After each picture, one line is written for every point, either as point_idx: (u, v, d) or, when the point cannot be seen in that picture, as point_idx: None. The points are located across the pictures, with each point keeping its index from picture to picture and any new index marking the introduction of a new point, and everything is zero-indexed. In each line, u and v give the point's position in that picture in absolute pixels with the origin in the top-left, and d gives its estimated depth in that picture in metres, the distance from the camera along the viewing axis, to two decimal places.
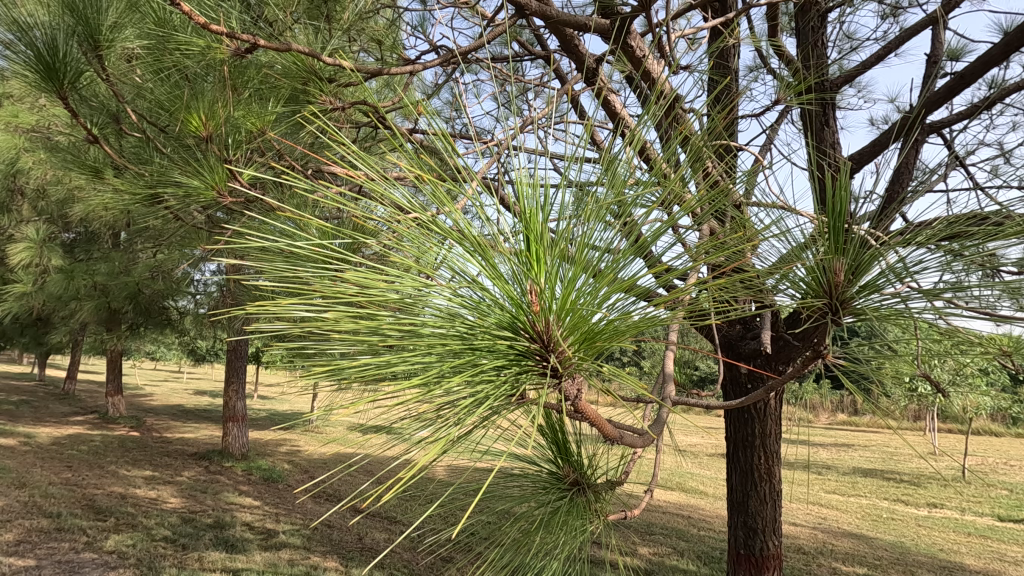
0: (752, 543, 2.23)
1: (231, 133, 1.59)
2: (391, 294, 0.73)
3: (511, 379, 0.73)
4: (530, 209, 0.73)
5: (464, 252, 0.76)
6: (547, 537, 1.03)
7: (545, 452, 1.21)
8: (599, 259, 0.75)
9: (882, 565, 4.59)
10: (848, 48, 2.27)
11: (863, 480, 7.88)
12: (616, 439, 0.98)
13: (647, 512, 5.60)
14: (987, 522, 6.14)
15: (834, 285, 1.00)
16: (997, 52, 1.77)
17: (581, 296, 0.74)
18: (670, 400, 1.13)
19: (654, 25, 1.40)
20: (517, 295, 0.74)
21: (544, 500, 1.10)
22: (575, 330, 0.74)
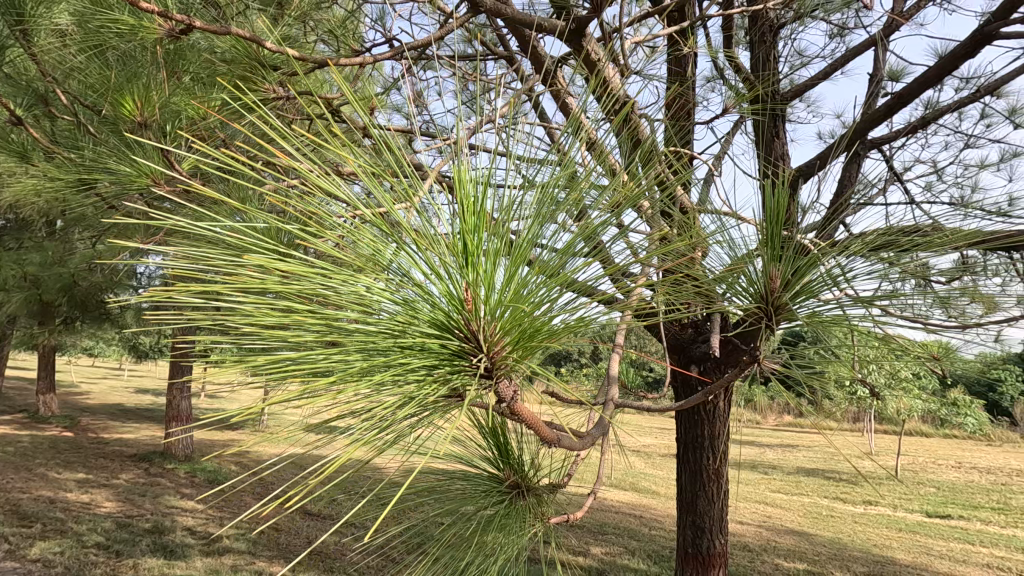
0: (700, 542, 2.28)
1: (168, 120, 1.54)
2: (319, 287, 0.70)
3: (442, 379, 0.73)
4: (471, 204, 0.72)
5: (397, 247, 0.73)
6: (487, 541, 1.02)
7: (486, 453, 1.22)
8: (539, 261, 0.76)
9: (820, 561, 4.80)
10: (798, 64, 2.37)
11: (805, 480, 8.22)
12: (555, 442, 0.98)
13: (600, 513, 5.70)
14: (916, 518, 6.50)
15: (771, 292, 1.04)
16: (933, 75, 1.87)
17: (521, 297, 0.75)
18: (614, 403, 1.16)
19: (612, 30, 1.42)
20: (453, 294, 0.73)
21: (484, 505, 1.10)
22: (512, 329, 0.75)
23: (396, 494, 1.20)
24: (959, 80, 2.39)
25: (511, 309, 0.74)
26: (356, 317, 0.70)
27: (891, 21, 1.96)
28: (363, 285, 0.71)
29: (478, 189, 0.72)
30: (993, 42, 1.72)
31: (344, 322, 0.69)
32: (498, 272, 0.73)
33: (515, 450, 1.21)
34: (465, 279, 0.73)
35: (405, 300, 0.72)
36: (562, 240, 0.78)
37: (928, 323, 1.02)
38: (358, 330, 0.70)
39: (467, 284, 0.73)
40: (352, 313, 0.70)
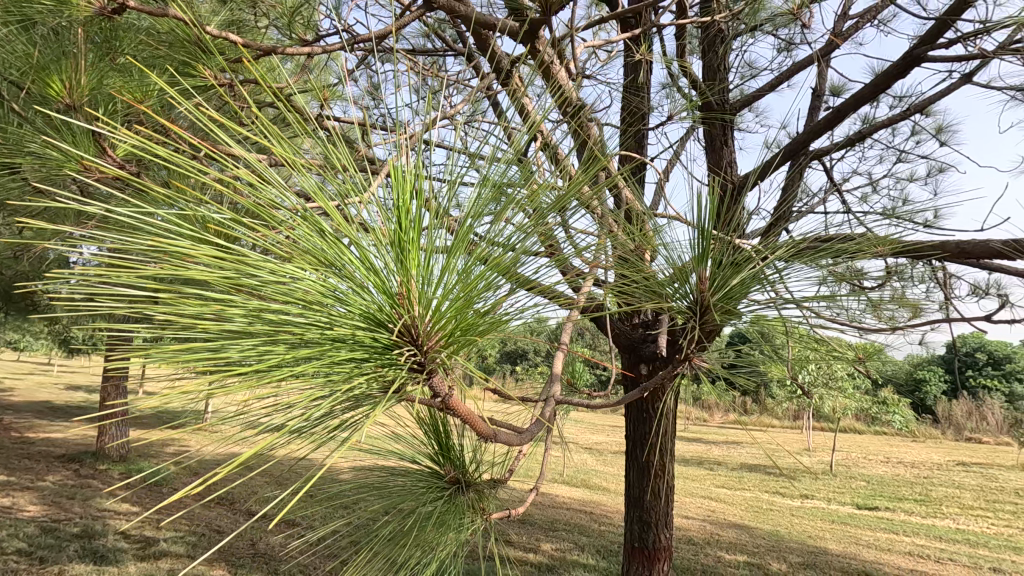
0: (646, 536, 2.34)
1: (101, 104, 1.46)
2: (245, 277, 0.66)
3: (371, 373, 0.71)
4: (408, 199, 0.72)
5: (330, 237, 0.70)
6: (424, 537, 1.02)
7: (427, 447, 1.21)
8: (474, 259, 0.77)
9: (759, 552, 5.01)
10: (748, 75, 2.46)
11: (748, 475, 8.56)
12: (491, 438, 0.99)
13: (551, 510, 5.76)
14: (847, 510, 6.87)
15: (703, 292, 1.09)
16: (867, 92, 1.99)
17: (457, 291, 0.76)
18: (553, 401, 1.18)
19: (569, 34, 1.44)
20: (390, 288, 0.72)
21: (422, 501, 1.09)
22: (448, 323, 0.76)
23: (337, 493, 1.17)
24: (893, 98, 2.54)
25: (447, 303, 0.75)
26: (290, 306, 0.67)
27: (831, 40, 2.07)
28: (300, 273, 0.68)
29: (415, 184, 0.72)
30: (921, 64, 1.83)
31: (276, 312, 0.67)
32: (436, 268, 0.74)
33: (457, 445, 1.21)
34: (402, 273, 0.72)
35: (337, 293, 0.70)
36: (501, 239, 0.79)
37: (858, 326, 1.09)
38: (287, 323, 0.68)
39: (405, 279, 0.72)
40: (284, 304, 0.67)
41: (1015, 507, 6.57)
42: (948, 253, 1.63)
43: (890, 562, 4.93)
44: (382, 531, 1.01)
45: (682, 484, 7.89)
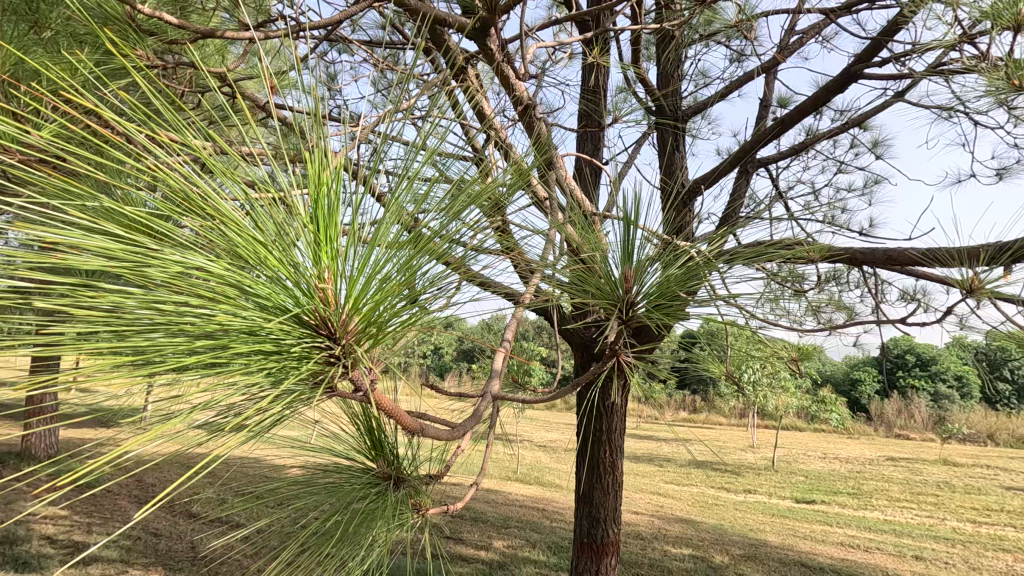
0: (595, 531, 2.38)
1: (18, 80, 1.36)
2: (143, 260, 0.59)
3: (278, 365, 0.67)
4: (326, 186, 0.68)
5: (243, 224, 0.65)
6: (359, 534, 1.01)
7: (360, 443, 1.19)
8: (396, 251, 0.75)
9: (703, 546, 5.18)
10: (701, 84, 2.54)
11: (695, 471, 8.83)
12: (418, 432, 0.97)
13: (504, 507, 5.78)
14: (787, 503, 7.18)
15: (626, 289, 1.11)
16: (808, 105, 2.09)
17: (375, 287, 0.73)
18: (489, 398, 1.19)
19: (522, 35, 1.45)
20: (304, 282, 0.67)
21: (356, 497, 1.08)
22: (367, 321, 0.72)
23: (267, 493, 1.14)
24: (834, 111, 2.67)
25: (365, 300, 0.72)
26: (195, 300, 0.61)
27: (776, 53, 2.16)
28: (207, 264, 0.62)
29: (335, 171, 0.69)
30: (857, 81, 1.94)
31: (178, 307, 0.60)
32: (354, 263, 0.70)
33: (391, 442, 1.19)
34: (317, 267, 0.68)
35: (250, 286, 0.64)
36: (422, 234, 0.78)
37: (786, 322, 1.16)
38: (190, 316, 0.61)
39: (322, 273, 0.68)
40: (188, 296, 0.61)
41: (936, 498, 7.04)
42: (877, 259, 1.74)
43: (824, 552, 5.20)
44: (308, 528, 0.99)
45: (632, 480, 8.07)
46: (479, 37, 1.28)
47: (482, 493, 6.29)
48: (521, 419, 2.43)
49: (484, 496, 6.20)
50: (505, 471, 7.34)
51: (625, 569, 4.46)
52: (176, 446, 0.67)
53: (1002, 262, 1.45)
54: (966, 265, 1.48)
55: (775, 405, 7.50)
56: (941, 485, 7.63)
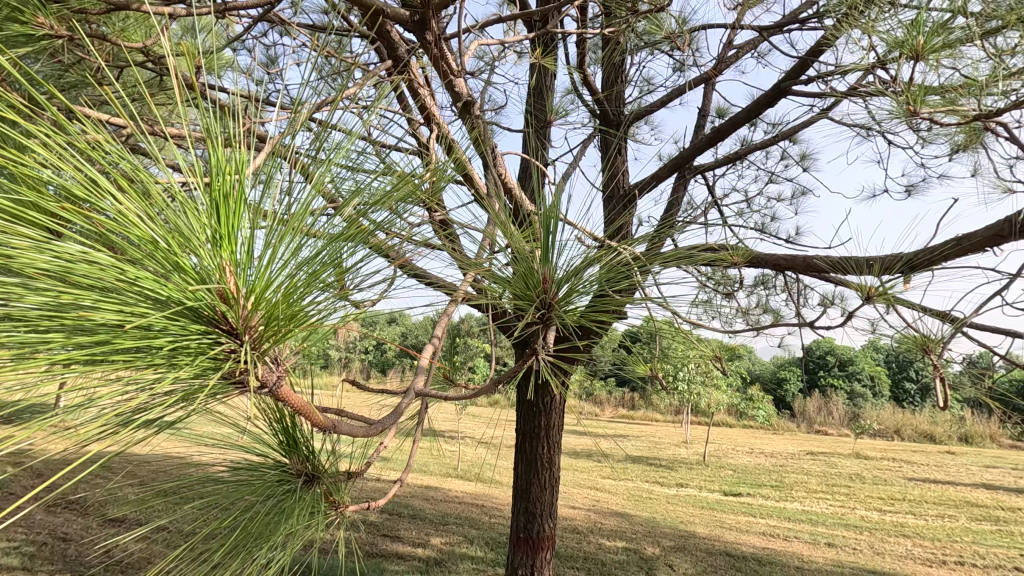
0: (531, 526, 2.41)
1: None
2: (19, 243, 0.53)
3: (171, 363, 0.61)
4: (231, 167, 0.63)
5: (137, 205, 0.59)
6: (266, 533, 0.99)
7: (273, 438, 1.16)
8: (306, 244, 0.71)
9: (636, 538, 5.35)
10: (645, 89, 2.62)
11: (631, 466, 9.10)
12: (331, 428, 0.95)
13: (443, 504, 5.75)
14: (715, 496, 7.52)
15: (545, 292, 1.13)
16: (741, 117, 2.19)
17: (282, 280, 0.68)
18: (411, 396, 1.19)
19: (459, 32, 1.44)
20: (201, 275, 0.62)
21: (265, 495, 1.05)
22: (272, 315, 0.68)
23: (176, 488, 1.09)
24: (767, 124, 2.81)
25: (271, 292, 0.68)
26: (76, 293, 0.55)
27: (714, 66, 2.25)
28: (90, 252, 0.56)
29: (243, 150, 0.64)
30: (786, 97, 2.06)
31: (61, 298, 0.54)
32: (258, 256, 0.65)
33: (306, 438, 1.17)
34: (217, 261, 0.63)
35: (144, 277, 0.58)
36: (336, 228, 0.75)
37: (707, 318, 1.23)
38: (76, 307, 0.55)
39: (226, 264, 0.63)
40: (73, 285, 0.55)
41: (848, 490, 7.58)
42: (796, 265, 1.84)
43: (747, 542, 5.48)
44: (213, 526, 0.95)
45: (571, 476, 8.23)
46: (418, 30, 1.23)
47: (421, 490, 6.25)
48: (461, 416, 2.44)
49: (423, 493, 6.16)
50: (445, 468, 7.32)
51: (560, 563, 4.53)
52: (63, 441, 0.63)
53: (902, 271, 1.57)
54: (871, 273, 1.60)
55: (707, 402, 7.86)
56: (853, 478, 8.21)
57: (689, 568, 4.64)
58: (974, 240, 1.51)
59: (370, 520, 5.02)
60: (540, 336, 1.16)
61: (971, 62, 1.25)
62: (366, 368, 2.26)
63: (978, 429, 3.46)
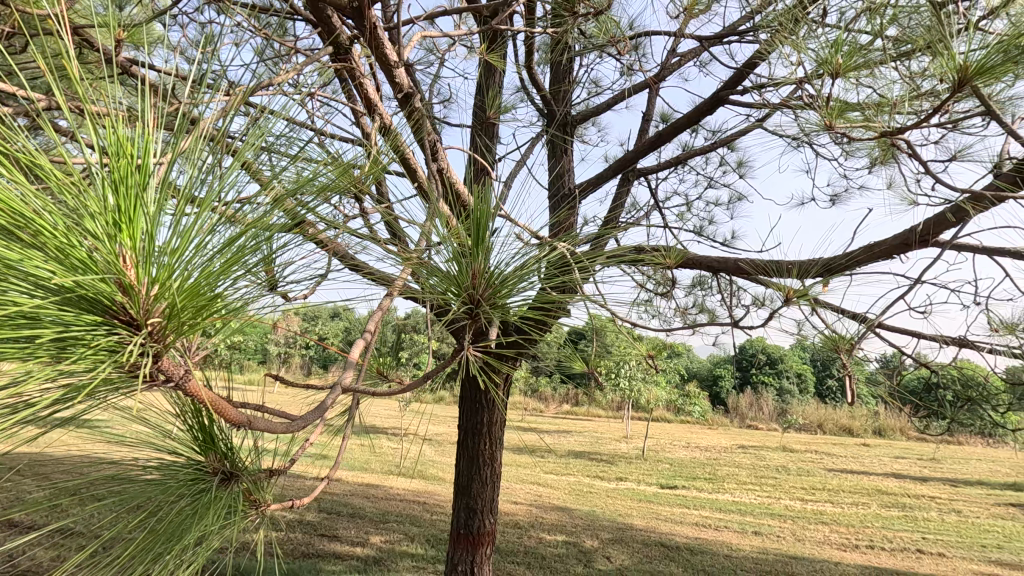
0: (471, 522, 2.41)
1: None
2: None
3: (54, 354, 0.58)
4: (134, 146, 0.59)
5: (21, 183, 0.55)
6: (178, 535, 0.94)
7: (188, 436, 1.11)
8: (219, 234, 0.67)
9: (576, 531, 5.46)
10: (592, 91, 2.66)
11: (573, 461, 9.27)
12: (245, 425, 0.90)
13: (384, 502, 5.67)
14: (653, 488, 7.77)
15: (474, 289, 1.11)
16: (682, 123, 2.27)
17: (191, 270, 0.65)
18: (338, 394, 1.16)
19: (398, 23, 1.41)
20: (95, 262, 0.58)
21: (175, 497, 1.00)
22: (178, 305, 0.64)
23: (80, 488, 1.03)
24: (707, 131, 2.93)
25: (179, 281, 0.64)
26: None
27: (658, 72, 2.32)
28: None
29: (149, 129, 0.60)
30: (723, 105, 2.15)
31: None
32: (163, 245, 0.61)
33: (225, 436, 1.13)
34: (115, 248, 0.59)
35: (28, 261, 0.53)
36: (254, 216, 0.72)
37: (635, 313, 1.27)
38: None
39: (125, 250, 0.59)
40: None
41: (775, 481, 8.02)
42: (727, 267, 1.93)
43: (681, 532, 5.70)
44: (118, 526, 0.90)
45: (514, 471, 8.29)
46: (356, 17, 1.18)
47: (361, 488, 6.13)
48: (404, 413, 2.42)
49: (364, 491, 6.05)
50: (387, 465, 7.21)
51: (501, 558, 4.56)
52: None
53: (820, 273, 1.67)
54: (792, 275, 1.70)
55: (647, 398, 8.11)
56: (779, 469, 8.70)
57: (626, 560, 4.77)
58: (883, 247, 1.62)
59: (308, 519, 4.88)
60: (467, 331, 1.12)
61: (887, 82, 1.33)
62: (305, 365, 2.19)
63: (890, 424, 3.74)
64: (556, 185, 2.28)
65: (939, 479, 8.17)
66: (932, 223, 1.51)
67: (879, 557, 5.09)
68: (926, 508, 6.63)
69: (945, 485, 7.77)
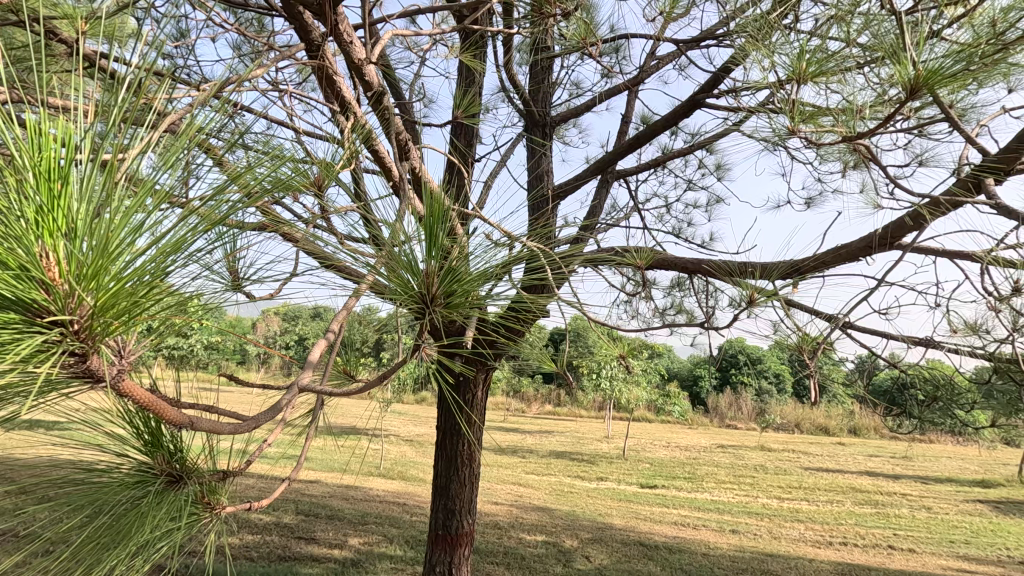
0: (450, 523, 2.40)
1: None
2: None
3: None
4: (57, 141, 0.55)
5: None
6: (119, 538, 0.92)
7: (134, 439, 1.10)
8: (158, 230, 0.64)
9: (556, 532, 5.47)
10: (573, 92, 2.68)
11: (554, 461, 9.30)
12: (187, 426, 0.87)
13: (363, 503, 5.62)
14: (633, 488, 7.83)
15: (427, 290, 1.08)
16: (659, 125, 2.29)
17: (124, 268, 0.61)
18: (289, 397, 1.14)
19: (371, 22, 1.40)
20: (12, 259, 0.54)
21: (116, 501, 0.98)
22: (106, 303, 0.61)
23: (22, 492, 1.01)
24: (686, 134, 2.96)
25: (110, 279, 0.61)
26: None
27: (637, 74, 2.33)
28: None
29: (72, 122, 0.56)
30: (699, 108, 2.17)
31: None
32: (91, 244, 0.58)
33: (173, 438, 1.12)
34: (36, 247, 0.55)
35: None
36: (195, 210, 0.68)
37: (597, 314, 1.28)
38: None
39: (48, 249, 0.56)
40: None
41: (752, 479, 8.14)
42: (703, 269, 1.94)
43: (659, 531, 5.75)
44: (56, 530, 0.89)
45: (496, 472, 8.28)
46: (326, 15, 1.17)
47: (340, 490, 6.06)
48: (383, 414, 2.40)
49: (343, 493, 5.98)
50: (367, 467, 7.14)
51: (481, 559, 4.54)
52: None
53: (788, 274, 1.70)
54: (762, 276, 1.72)
55: (629, 398, 8.16)
56: (757, 468, 8.82)
57: (605, 559, 4.80)
58: (850, 249, 1.66)
59: (284, 521, 4.82)
60: (420, 330, 1.09)
61: (854, 89, 1.36)
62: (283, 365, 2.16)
63: (864, 423, 3.82)
64: (535, 186, 2.29)
65: (910, 476, 8.37)
66: (893, 228, 1.55)
67: (851, 553, 5.19)
68: (897, 505, 6.79)
69: (916, 482, 7.96)
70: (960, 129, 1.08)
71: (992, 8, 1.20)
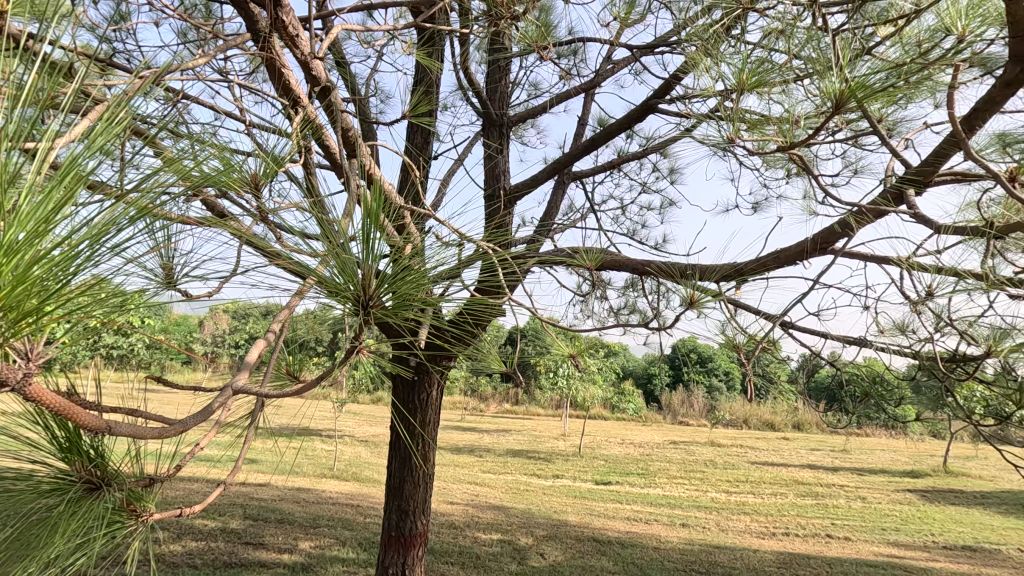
0: (403, 524, 2.38)
1: None
2: None
3: None
4: None
5: None
6: (27, 552, 0.88)
7: (50, 445, 1.04)
8: (73, 226, 0.61)
9: (511, 530, 5.49)
10: (530, 93, 2.70)
11: (511, 459, 9.31)
12: (105, 432, 0.83)
13: (315, 506, 5.49)
14: (588, 485, 7.94)
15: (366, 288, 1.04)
16: (614, 128, 2.33)
17: (33, 265, 0.58)
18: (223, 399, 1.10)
19: (324, 15, 1.37)
20: None
21: (26, 511, 0.93)
22: (11, 301, 0.58)
23: None
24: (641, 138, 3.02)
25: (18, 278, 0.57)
26: None
27: (593, 77, 2.37)
28: None
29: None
30: (652, 113, 2.23)
31: None
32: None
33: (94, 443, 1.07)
34: None
35: None
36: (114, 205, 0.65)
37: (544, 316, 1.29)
38: None
39: None
40: None
41: (702, 474, 8.39)
42: (650, 270, 1.98)
43: (612, 527, 5.86)
44: None
45: (452, 471, 8.24)
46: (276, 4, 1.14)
47: (291, 493, 5.90)
48: (336, 414, 2.35)
49: (293, 496, 5.82)
50: (320, 468, 6.97)
51: (435, 559, 4.51)
52: None
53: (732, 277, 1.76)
54: (708, 278, 1.78)
55: (585, 396, 8.26)
56: (707, 463, 9.10)
57: (559, 555, 4.86)
58: (788, 253, 1.73)
59: (231, 526, 4.65)
60: (357, 330, 1.05)
61: (795, 100, 1.42)
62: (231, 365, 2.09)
63: (805, 418, 4.00)
64: (491, 185, 2.29)
65: (848, 468, 8.82)
66: (825, 233, 1.63)
67: (792, 543, 5.43)
68: (835, 496, 7.15)
69: (852, 474, 8.39)
70: (885, 141, 1.15)
71: (918, 29, 1.28)
